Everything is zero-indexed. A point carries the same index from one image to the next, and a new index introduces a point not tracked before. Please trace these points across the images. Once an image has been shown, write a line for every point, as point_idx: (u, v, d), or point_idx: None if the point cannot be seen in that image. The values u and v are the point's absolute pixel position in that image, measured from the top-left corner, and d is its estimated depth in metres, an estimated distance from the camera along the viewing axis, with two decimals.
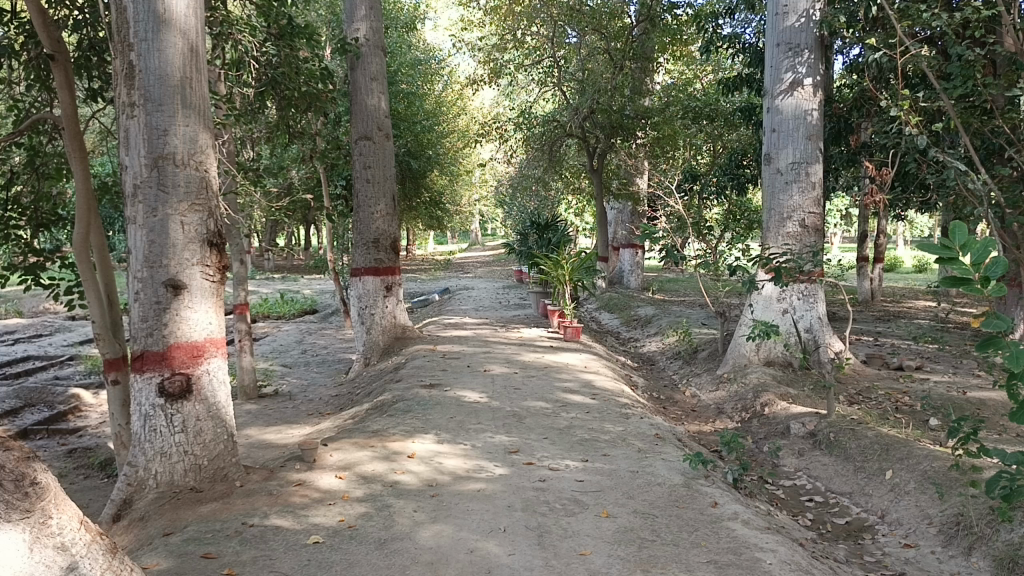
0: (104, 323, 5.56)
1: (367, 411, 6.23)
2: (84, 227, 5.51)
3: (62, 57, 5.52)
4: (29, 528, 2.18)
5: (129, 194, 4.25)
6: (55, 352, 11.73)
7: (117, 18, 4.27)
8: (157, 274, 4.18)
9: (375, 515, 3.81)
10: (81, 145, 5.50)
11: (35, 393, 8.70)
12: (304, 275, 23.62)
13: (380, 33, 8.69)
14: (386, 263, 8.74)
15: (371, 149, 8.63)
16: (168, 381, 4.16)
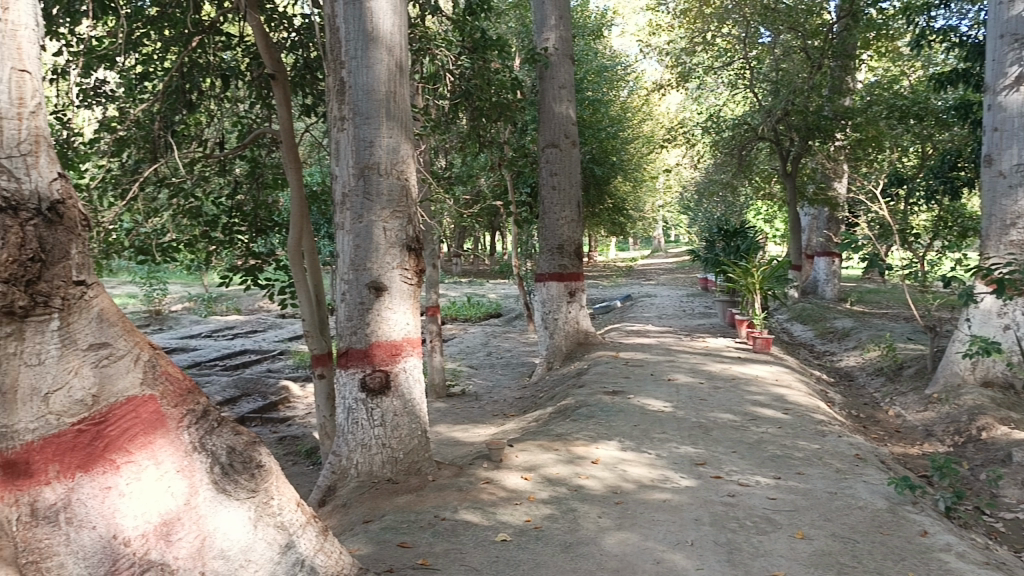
0: (314, 321, 6.02)
1: (551, 414, 6.32)
2: (297, 233, 5.95)
3: (281, 76, 5.99)
4: (254, 507, 2.38)
5: (339, 202, 4.58)
6: (268, 346, 12.81)
7: (331, 38, 4.60)
8: (362, 276, 4.47)
9: (561, 517, 3.85)
10: (296, 156, 5.97)
11: (251, 385, 9.53)
12: (490, 280, 24.34)
13: (569, 42, 8.82)
14: (571, 269, 8.79)
15: (558, 157, 8.75)
16: (369, 377, 4.43)
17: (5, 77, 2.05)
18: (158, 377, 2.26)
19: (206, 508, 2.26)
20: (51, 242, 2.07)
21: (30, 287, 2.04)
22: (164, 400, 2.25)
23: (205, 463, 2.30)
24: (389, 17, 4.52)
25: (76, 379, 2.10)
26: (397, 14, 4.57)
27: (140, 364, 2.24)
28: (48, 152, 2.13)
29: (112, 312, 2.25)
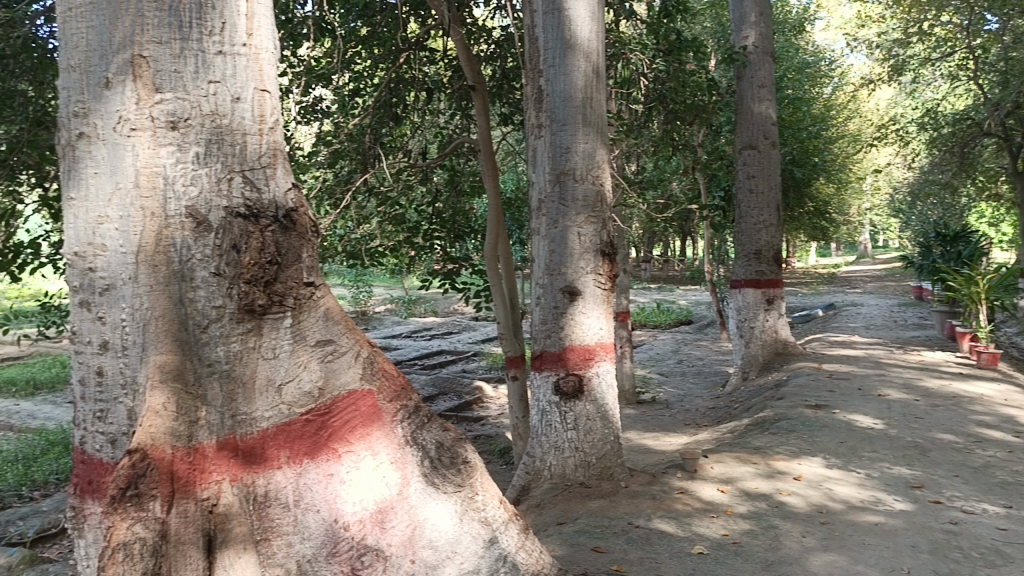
0: (508, 324, 6.18)
1: (748, 426, 6.10)
2: (493, 238, 6.13)
3: (481, 86, 6.20)
4: (460, 502, 2.47)
5: (535, 208, 4.69)
6: (463, 348, 13.30)
7: (530, 48, 4.71)
8: (557, 280, 4.55)
9: (761, 533, 3.70)
10: (493, 164, 6.15)
11: (448, 384, 9.94)
12: (680, 286, 23.92)
13: (769, 39, 8.53)
14: (769, 275, 8.44)
15: (756, 158, 8.47)
16: (563, 380, 4.48)
17: (249, 97, 2.26)
18: (375, 373, 2.41)
19: (416, 499, 2.37)
20: (286, 247, 2.27)
21: (268, 287, 2.24)
22: (380, 395, 2.39)
23: (415, 456, 2.41)
24: (587, 23, 4.56)
25: (305, 372, 2.28)
26: (595, 20, 4.60)
27: (360, 360, 2.39)
28: (283, 165, 2.34)
29: (336, 311, 2.42)
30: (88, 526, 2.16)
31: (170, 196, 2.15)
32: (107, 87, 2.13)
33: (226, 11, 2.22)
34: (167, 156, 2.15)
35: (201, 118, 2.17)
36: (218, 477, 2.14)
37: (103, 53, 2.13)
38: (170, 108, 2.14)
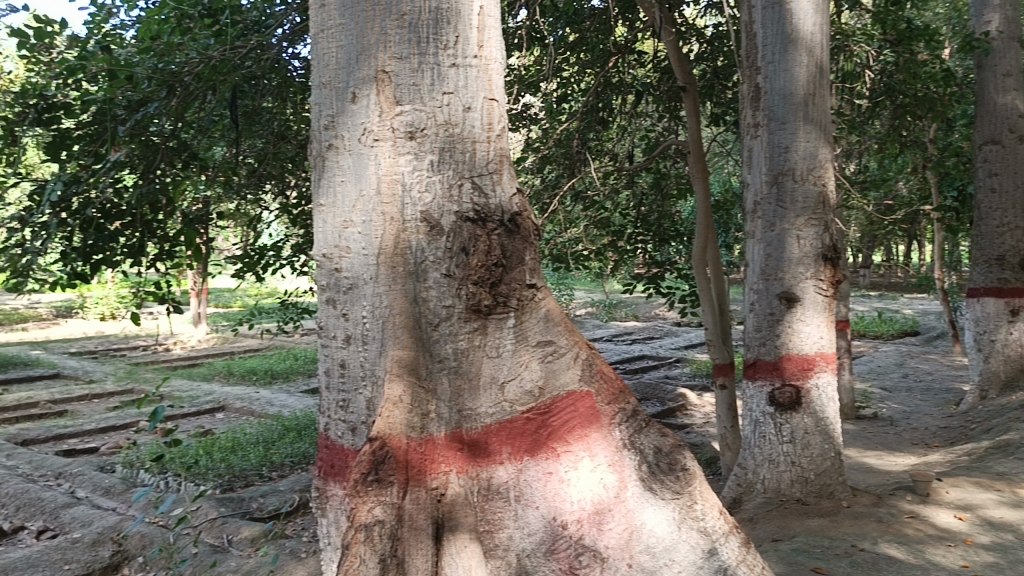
0: (716, 330, 6.00)
1: (988, 449, 5.54)
2: (702, 242, 5.99)
3: (693, 87, 6.06)
4: (678, 509, 2.42)
5: (750, 211, 4.54)
6: (666, 353, 13.12)
7: (747, 45, 4.56)
8: (773, 286, 4.39)
9: (1008, 568, 3.36)
10: (703, 166, 6.00)
11: (651, 390, 9.85)
12: (903, 294, 22.20)
13: (1016, 23, 7.74)
14: (1013, 283, 7.61)
15: (999, 155, 7.70)
16: (779, 391, 4.29)
17: (479, 106, 2.35)
18: (593, 375, 2.42)
19: (634, 503, 2.36)
20: (510, 250, 2.34)
21: (493, 288, 2.32)
22: (599, 397, 2.41)
23: (633, 460, 2.41)
24: (810, 17, 4.34)
25: (526, 372, 2.34)
26: (819, 12, 4.37)
27: (579, 362, 2.42)
28: (509, 170, 2.42)
29: (557, 313, 2.46)
30: (331, 506, 2.34)
31: (408, 202, 2.28)
32: (353, 101, 2.31)
33: (459, 25, 2.34)
34: (405, 165, 2.28)
35: (436, 128, 2.29)
36: (446, 469, 2.24)
37: (351, 70, 2.31)
38: (408, 119, 2.28)
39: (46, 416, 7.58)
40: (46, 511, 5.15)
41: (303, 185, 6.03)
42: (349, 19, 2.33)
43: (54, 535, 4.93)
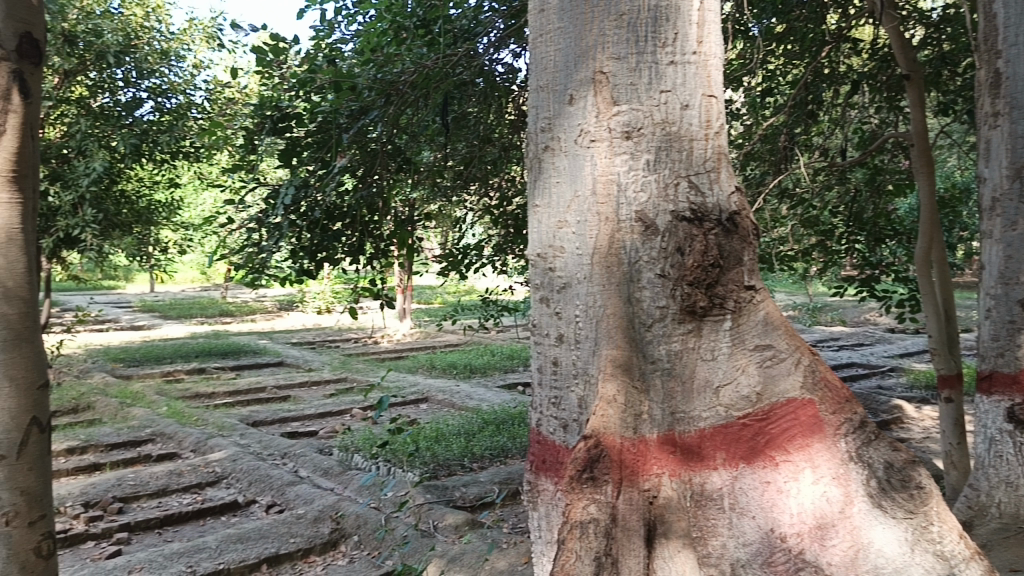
0: (941, 338, 5.58)
1: None
2: (926, 243, 5.55)
3: (917, 75, 5.61)
4: (911, 529, 2.26)
5: (987, 208, 4.14)
6: (878, 361, 12.28)
7: (985, 27, 4.15)
8: (1013, 291, 4.00)
9: None
10: (928, 160, 5.51)
11: (862, 400, 9.25)
12: None
13: None
14: None
15: None
16: (1019, 407, 3.90)
17: (698, 103, 2.31)
18: (817, 383, 2.31)
19: (861, 519, 2.23)
20: (728, 250, 2.28)
21: (710, 289, 2.27)
22: (823, 406, 2.29)
23: (860, 475, 2.27)
24: None
25: (743, 376, 2.27)
26: None
27: (801, 368, 2.31)
28: (727, 169, 2.35)
29: (776, 316, 2.36)
30: (542, 500, 2.39)
31: (622, 202, 2.28)
32: (571, 103, 2.34)
33: (679, 22, 2.30)
34: (621, 164, 2.28)
35: (653, 127, 2.27)
36: (658, 471, 2.21)
37: (569, 72, 2.35)
38: (625, 119, 2.28)
39: (273, 400, 8.30)
40: (275, 488, 5.63)
41: (505, 187, 6.19)
42: (568, 22, 2.36)
43: (281, 510, 5.37)
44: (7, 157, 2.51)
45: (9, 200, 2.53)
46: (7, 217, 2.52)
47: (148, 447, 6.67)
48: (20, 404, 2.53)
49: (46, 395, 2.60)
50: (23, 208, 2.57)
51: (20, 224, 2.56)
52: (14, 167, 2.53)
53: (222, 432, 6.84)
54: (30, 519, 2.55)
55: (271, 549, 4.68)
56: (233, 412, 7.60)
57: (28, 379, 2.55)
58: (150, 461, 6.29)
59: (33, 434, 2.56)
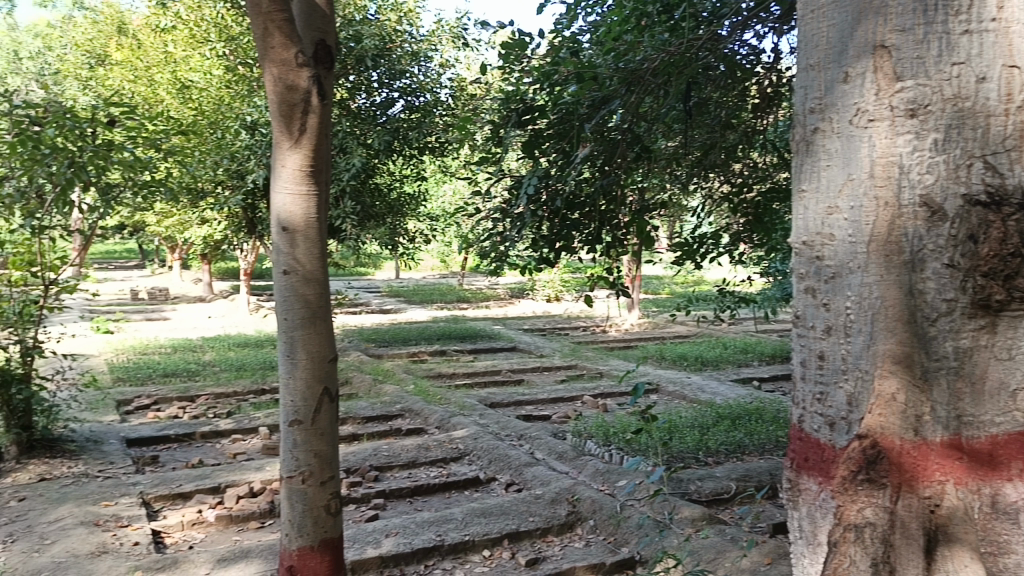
0: None
1: None
2: None
3: None
4: None
5: None
6: None
7: None
8: None
9: None
10: None
11: None
12: None
13: None
14: None
15: None
16: None
17: (998, 74, 2.05)
18: None
19: None
20: None
21: (1009, 281, 2.03)
22: None
23: None
24: None
25: None
26: None
27: None
28: None
29: None
30: (804, 501, 2.30)
31: (905, 185, 2.11)
32: (846, 81, 2.22)
33: None
34: (904, 145, 2.11)
35: (943, 103, 2.07)
36: (941, 478, 2.04)
37: (843, 49, 2.23)
38: (909, 96, 2.10)
39: (508, 383, 8.62)
40: (513, 467, 5.85)
41: (746, 173, 5.91)
42: None
43: (519, 489, 5.56)
44: (308, 154, 2.80)
45: (308, 193, 2.81)
46: (307, 208, 2.81)
47: (397, 421, 7.18)
48: (315, 376, 2.82)
49: (336, 369, 2.87)
50: (319, 199, 2.85)
51: (317, 213, 2.84)
52: (313, 162, 2.81)
53: (463, 411, 7.21)
54: (321, 479, 2.83)
55: (512, 526, 4.87)
56: (472, 393, 7.99)
57: (322, 355, 2.83)
58: (400, 434, 6.77)
59: (325, 404, 2.83)
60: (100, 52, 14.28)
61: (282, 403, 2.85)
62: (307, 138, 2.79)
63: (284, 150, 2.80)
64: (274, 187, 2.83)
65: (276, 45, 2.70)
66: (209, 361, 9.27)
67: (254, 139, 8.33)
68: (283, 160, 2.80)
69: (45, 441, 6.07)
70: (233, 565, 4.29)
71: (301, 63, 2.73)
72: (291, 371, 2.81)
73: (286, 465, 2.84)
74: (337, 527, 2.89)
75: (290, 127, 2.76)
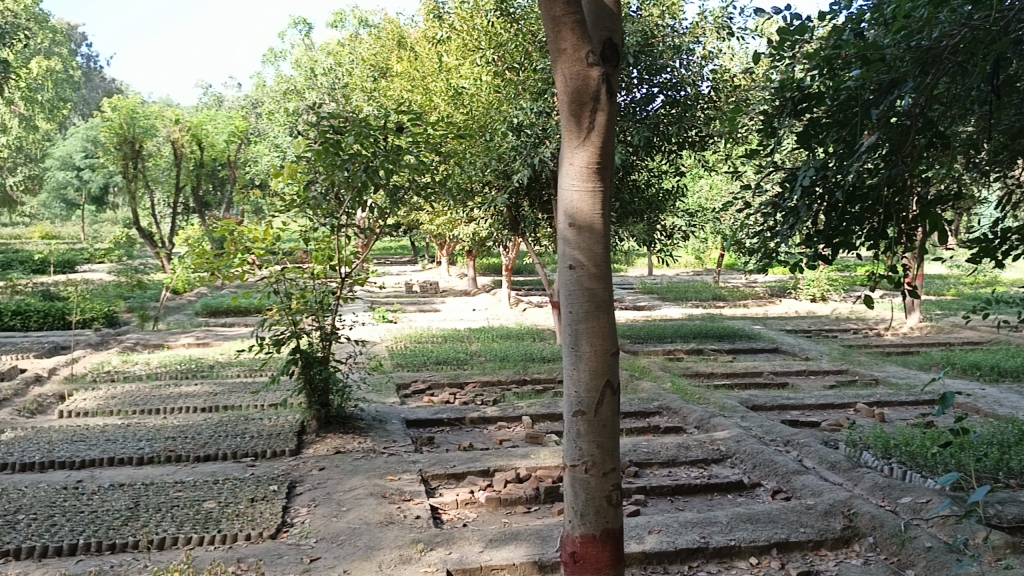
0: None
1: None
2: None
3: None
4: None
5: None
6: None
7: None
8: None
9: None
10: None
11: None
12: None
13: None
14: None
15: None
16: None
17: None
18: None
19: None
20: None
21: None
22: None
23: None
24: None
25: None
26: None
27: None
28: None
29: None
30: None
31: None
32: None
33: None
34: None
35: None
36: None
37: None
38: None
39: (771, 386, 8.25)
40: (780, 474, 5.59)
41: None
42: None
43: (788, 497, 5.31)
44: (595, 151, 2.87)
45: (595, 189, 2.87)
46: (594, 204, 2.87)
47: (656, 418, 7.15)
48: (598, 369, 2.88)
49: (618, 363, 2.91)
50: (605, 195, 2.91)
51: (602, 209, 2.89)
52: (599, 158, 2.87)
53: (724, 412, 7.02)
54: (603, 471, 2.88)
55: (781, 534, 4.65)
56: (734, 394, 7.76)
57: (605, 348, 2.89)
58: (659, 432, 6.73)
59: (608, 397, 2.88)
60: (383, 65, 15.63)
61: (566, 393, 2.95)
62: (595, 136, 2.85)
63: (573, 148, 2.89)
64: (562, 184, 2.93)
65: (568, 46, 2.79)
66: (476, 351, 9.82)
67: (520, 140, 8.74)
68: (572, 158, 2.89)
69: (340, 418, 6.76)
70: (503, 546, 4.50)
71: (591, 62, 2.80)
72: (576, 362, 2.90)
73: (570, 454, 2.93)
74: (617, 519, 2.93)
75: (579, 125, 2.85)
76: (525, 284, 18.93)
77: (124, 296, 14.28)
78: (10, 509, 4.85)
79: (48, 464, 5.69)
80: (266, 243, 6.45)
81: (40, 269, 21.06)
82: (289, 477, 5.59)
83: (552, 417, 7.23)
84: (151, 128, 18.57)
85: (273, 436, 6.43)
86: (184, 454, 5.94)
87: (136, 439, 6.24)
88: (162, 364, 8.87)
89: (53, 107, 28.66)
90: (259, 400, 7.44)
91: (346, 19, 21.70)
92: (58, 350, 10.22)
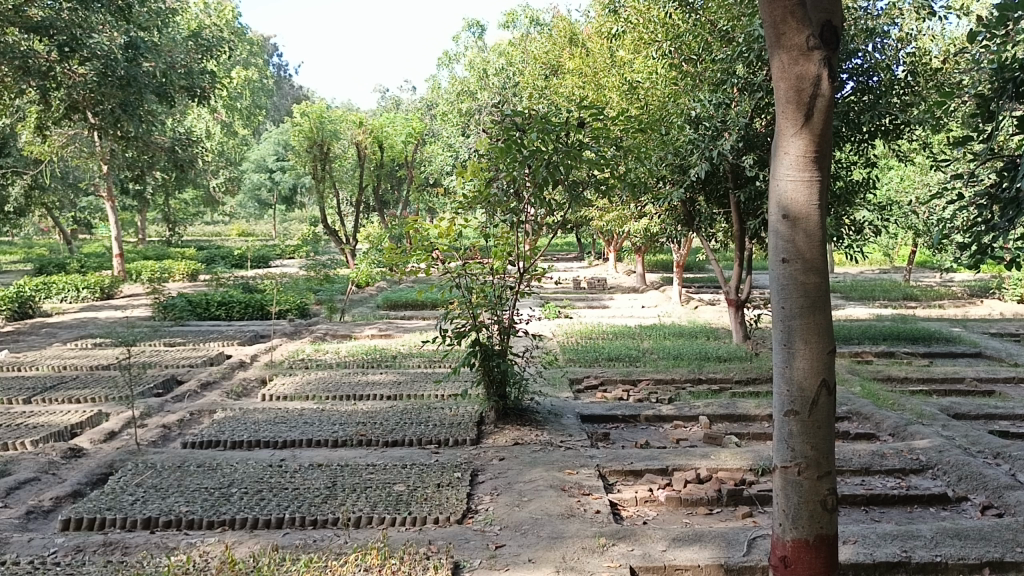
0: None
1: None
2: None
3: None
4: None
5: None
6: None
7: None
8: None
9: None
10: None
11: None
12: None
13: None
14: None
15: None
16: None
17: None
18: None
19: None
20: None
21: None
22: None
23: None
24: None
25: None
26: None
27: None
28: None
29: None
30: None
31: None
32: None
33: None
34: None
35: None
36: None
37: None
38: None
39: (974, 393, 7.63)
40: (990, 488, 5.15)
41: None
42: None
43: (999, 514, 4.87)
44: (812, 139, 2.84)
45: (811, 179, 2.85)
46: (810, 194, 2.85)
47: (846, 423, 6.79)
48: (814, 367, 2.86)
49: (834, 361, 2.88)
50: (822, 185, 2.87)
51: (819, 200, 2.86)
52: (817, 147, 2.84)
53: (922, 420, 6.55)
54: (818, 474, 2.87)
55: (995, 553, 4.26)
56: (932, 401, 7.22)
57: (821, 346, 2.86)
58: (849, 438, 6.38)
59: (823, 397, 2.86)
60: (555, 62, 15.81)
61: (779, 392, 2.95)
62: (813, 124, 2.82)
63: (789, 137, 2.88)
64: (778, 173, 2.93)
65: (787, 32, 2.77)
66: (648, 348, 9.74)
67: (698, 133, 8.57)
68: (787, 147, 2.88)
69: (517, 410, 6.89)
70: (687, 546, 4.40)
71: (811, 47, 2.76)
72: (789, 360, 2.90)
73: (782, 455, 2.94)
74: (832, 525, 2.90)
75: (797, 114, 2.83)
76: (696, 282, 18.56)
77: (314, 289, 15.29)
78: (225, 483, 5.28)
79: (255, 442, 6.17)
80: (449, 238, 6.58)
81: (239, 263, 22.91)
82: (471, 466, 5.75)
83: (731, 418, 7.02)
84: (338, 131, 19.76)
85: (455, 425, 6.65)
86: (373, 439, 6.26)
87: (331, 423, 6.65)
88: (350, 353, 9.41)
89: (249, 114, 31.10)
90: (440, 390, 7.71)
91: (517, 19, 22.11)
92: (258, 339, 11.07)
